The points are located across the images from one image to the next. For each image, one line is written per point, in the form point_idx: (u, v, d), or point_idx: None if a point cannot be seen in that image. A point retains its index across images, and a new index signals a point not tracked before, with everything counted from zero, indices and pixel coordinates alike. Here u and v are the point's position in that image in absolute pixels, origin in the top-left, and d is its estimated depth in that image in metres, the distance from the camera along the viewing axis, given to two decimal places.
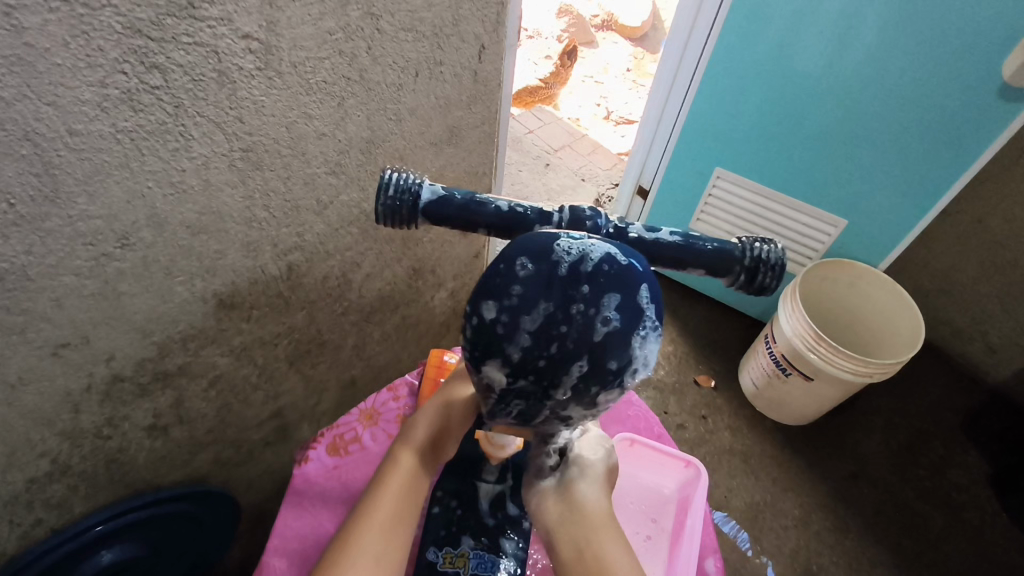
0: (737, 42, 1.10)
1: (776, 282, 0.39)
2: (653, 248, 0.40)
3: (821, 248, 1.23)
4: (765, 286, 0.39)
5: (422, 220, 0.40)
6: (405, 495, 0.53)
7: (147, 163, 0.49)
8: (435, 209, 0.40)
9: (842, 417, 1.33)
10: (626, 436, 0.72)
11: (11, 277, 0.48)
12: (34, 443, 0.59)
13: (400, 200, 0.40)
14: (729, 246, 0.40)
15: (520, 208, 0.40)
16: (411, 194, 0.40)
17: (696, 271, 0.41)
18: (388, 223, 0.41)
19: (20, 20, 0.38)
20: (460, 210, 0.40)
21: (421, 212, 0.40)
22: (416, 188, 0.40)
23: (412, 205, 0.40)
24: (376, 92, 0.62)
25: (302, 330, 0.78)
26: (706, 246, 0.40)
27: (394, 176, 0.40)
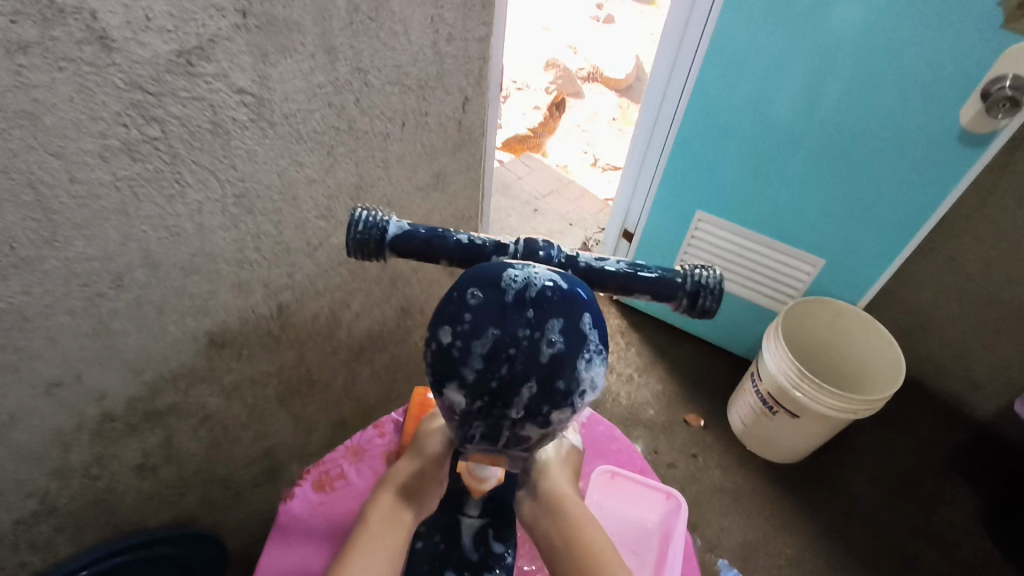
0: (712, 91, 1.14)
1: (716, 306, 0.42)
2: (601, 277, 0.43)
3: (800, 287, 1.27)
4: (706, 309, 0.42)
5: (389, 253, 0.43)
6: (386, 538, 0.54)
7: (144, 209, 0.52)
8: (403, 243, 0.42)
9: (831, 454, 1.33)
10: (608, 469, 0.72)
11: (9, 317, 0.50)
12: (23, 482, 0.60)
13: (368, 235, 0.42)
14: (672, 272, 0.42)
15: (481, 241, 0.43)
16: (378, 229, 0.42)
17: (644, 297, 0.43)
18: (358, 257, 0.43)
19: (29, 77, 0.41)
20: (426, 244, 0.42)
21: (388, 246, 0.42)
22: (384, 225, 0.42)
23: (380, 239, 0.42)
24: (364, 140, 0.66)
25: (291, 369, 0.80)
26: (651, 273, 0.42)
27: (363, 212, 0.42)
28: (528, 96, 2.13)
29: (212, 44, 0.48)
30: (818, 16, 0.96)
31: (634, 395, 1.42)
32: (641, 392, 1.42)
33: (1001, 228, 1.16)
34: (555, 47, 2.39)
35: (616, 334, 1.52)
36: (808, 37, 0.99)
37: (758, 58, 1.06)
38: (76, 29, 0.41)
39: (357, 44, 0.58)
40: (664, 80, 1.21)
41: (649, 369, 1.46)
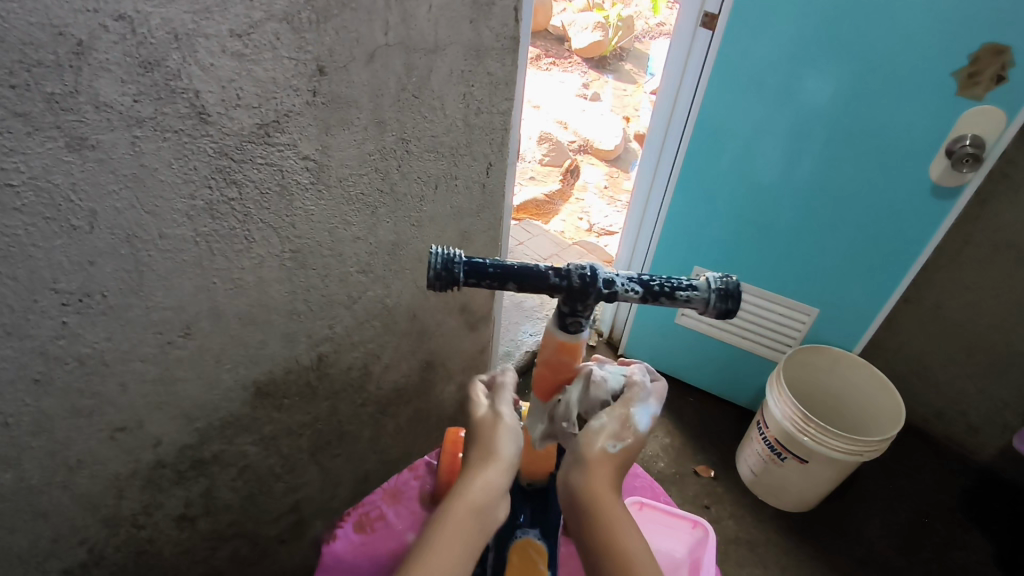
0: (702, 158, 1.21)
1: (579, 282, 0.49)
2: (525, 272, 0.49)
3: (797, 336, 1.32)
4: (727, 309, 0.48)
5: (464, 285, 0.48)
6: (466, 527, 0.52)
7: (216, 263, 0.58)
8: (475, 270, 0.48)
9: (840, 500, 1.35)
10: (636, 500, 0.76)
11: (91, 361, 0.54)
12: (77, 529, 0.62)
13: (442, 269, 0.46)
14: (699, 282, 0.49)
15: (536, 267, 0.49)
16: (456, 263, 0.47)
17: (680, 298, 0.49)
18: (437, 288, 0.47)
19: (142, 147, 0.48)
20: (499, 272, 0.48)
21: (462, 274, 0.47)
22: (454, 256, 0.47)
23: (457, 270, 0.47)
24: (402, 202, 0.73)
25: (324, 421, 0.83)
26: (680, 282, 0.49)
27: (443, 252, 0.47)
28: (523, 168, 2.33)
29: (287, 118, 0.56)
30: (792, 93, 1.06)
31: (644, 448, 1.43)
32: (651, 445, 1.44)
33: (978, 275, 1.25)
34: (544, 123, 2.56)
35: None
36: (786, 111, 1.08)
37: (739, 133, 1.15)
38: (182, 106, 0.49)
39: (402, 118, 0.66)
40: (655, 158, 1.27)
41: (657, 422, 1.48)
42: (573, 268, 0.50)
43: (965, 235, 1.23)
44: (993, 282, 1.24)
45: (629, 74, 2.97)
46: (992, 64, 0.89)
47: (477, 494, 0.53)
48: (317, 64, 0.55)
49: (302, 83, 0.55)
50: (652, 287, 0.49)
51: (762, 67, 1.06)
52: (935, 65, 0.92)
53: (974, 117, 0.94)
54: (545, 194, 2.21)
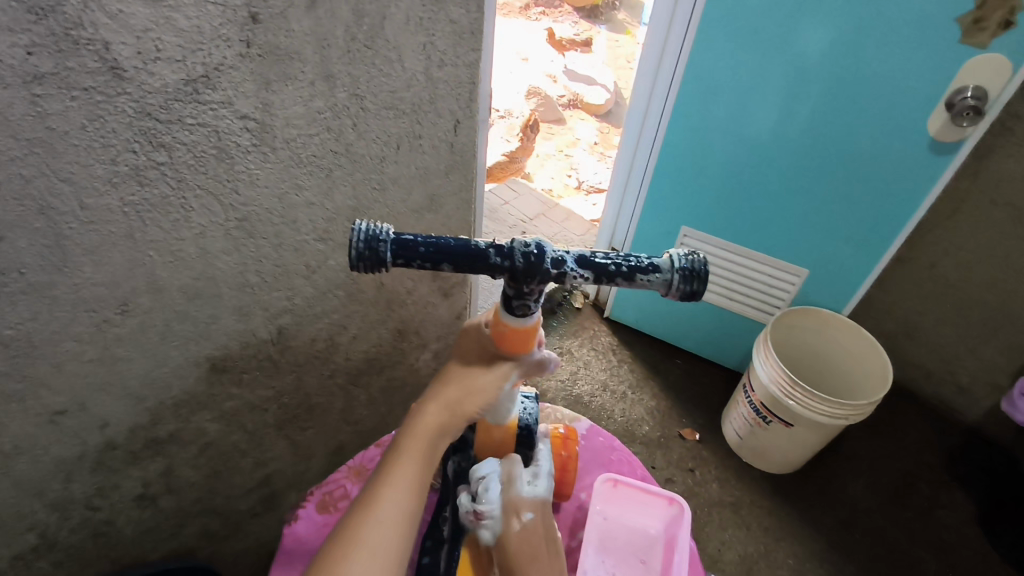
0: (691, 113, 1.15)
1: (522, 261, 0.45)
2: (463, 249, 0.44)
3: (786, 297, 1.29)
4: (693, 291, 0.44)
5: (393, 265, 0.43)
6: (426, 460, 0.53)
7: (150, 234, 0.53)
8: (403, 249, 0.43)
9: (825, 461, 1.34)
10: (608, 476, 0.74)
11: (16, 344, 0.50)
12: (23, 516, 0.59)
13: (367, 247, 0.42)
14: (662, 262, 0.44)
15: (476, 244, 0.45)
16: (382, 239, 0.43)
17: (640, 281, 0.45)
18: (362, 269, 0.43)
19: (44, 107, 0.43)
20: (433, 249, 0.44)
21: (389, 253, 0.43)
22: (380, 232, 0.43)
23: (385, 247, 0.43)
24: (361, 163, 0.67)
25: (290, 395, 0.80)
26: (641, 263, 0.45)
27: (366, 227, 0.43)
28: (509, 124, 2.13)
29: (218, 72, 0.50)
30: (784, 42, 0.99)
31: (630, 412, 1.41)
32: (636, 408, 1.42)
33: (973, 233, 1.21)
34: (532, 77, 2.47)
35: (608, 352, 1.52)
36: (778, 62, 1.02)
37: (727, 89, 1.09)
38: (89, 60, 0.43)
39: (354, 71, 0.60)
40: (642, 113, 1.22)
41: (643, 385, 1.46)
42: (516, 245, 0.45)
43: (962, 192, 1.18)
44: (989, 241, 1.20)
45: (622, 24, 2.86)
46: (997, 9, 0.83)
47: (435, 425, 0.54)
48: (249, 11, 0.49)
49: (232, 33, 0.49)
50: (607, 268, 0.45)
51: (754, 14, 0.99)
52: (938, 9, 0.86)
53: (978, 66, 0.89)
54: (507, 153, 2.01)
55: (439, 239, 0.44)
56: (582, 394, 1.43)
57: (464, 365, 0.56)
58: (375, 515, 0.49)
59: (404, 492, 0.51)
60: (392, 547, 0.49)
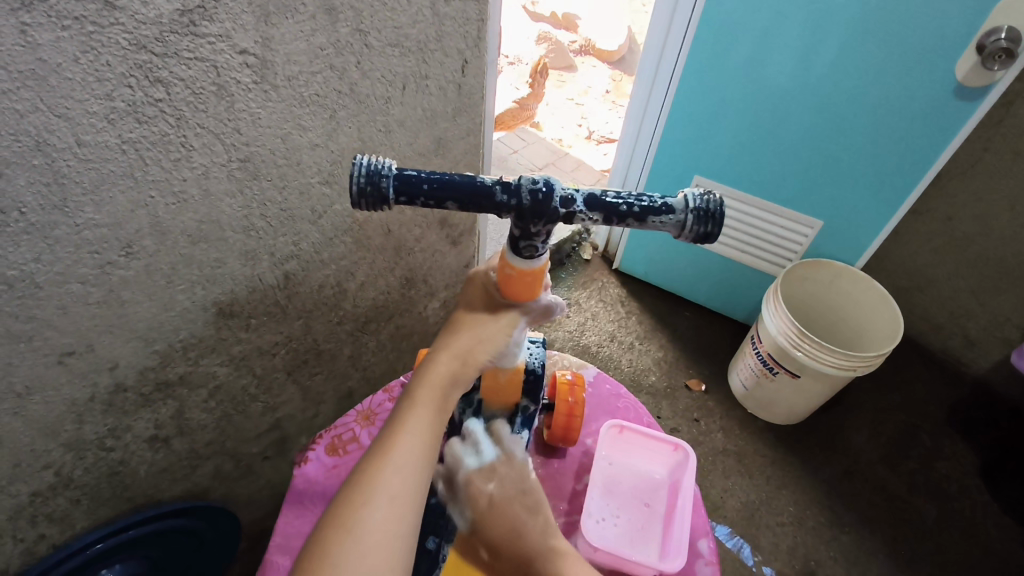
0: (708, 56, 1.11)
1: (529, 198, 0.43)
2: (467, 187, 0.43)
3: (799, 249, 1.26)
4: (707, 233, 0.43)
5: (395, 202, 0.43)
6: (440, 405, 0.51)
7: (151, 174, 0.52)
8: (405, 185, 0.42)
9: (830, 413, 1.35)
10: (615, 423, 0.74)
11: (22, 285, 0.50)
12: (38, 454, 0.61)
13: (368, 183, 0.41)
14: (675, 203, 0.43)
15: (480, 181, 0.43)
16: (384, 176, 0.42)
17: (652, 223, 0.43)
18: (364, 207, 0.42)
19: (35, 36, 0.41)
20: (436, 186, 0.43)
21: (391, 190, 0.42)
22: (382, 166, 0.42)
23: (387, 184, 0.42)
24: (366, 104, 0.65)
25: (298, 340, 0.80)
26: (654, 204, 0.43)
27: (367, 162, 0.42)
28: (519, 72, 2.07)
29: (213, 3, 0.48)
30: None
31: (637, 362, 1.41)
32: (643, 359, 1.42)
33: (995, 184, 1.17)
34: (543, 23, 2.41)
35: (617, 303, 1.52)
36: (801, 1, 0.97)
37: (749, 27, 1.03)
38: None
39: (357, 5, 0.57)
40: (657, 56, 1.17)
41: (650, 336, 1.46)
42: (523, 182, 0.43)
43: (986, 141, 1.14)
44: (1011, 192, 1.16)
45: None
46: None
47: (446, 374, 0.52)
48: None
49: None
50: (617, 209, 0.43)
51: None
52: None
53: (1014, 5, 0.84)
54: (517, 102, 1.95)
55: (442, 176, 0.43)
56: (590, 345, 1.44)
57: (473, 314, 0.55)
58: (391, 461, 0.47)
59: (421, 435, 0.49)
60: (411, 492, 0.47)
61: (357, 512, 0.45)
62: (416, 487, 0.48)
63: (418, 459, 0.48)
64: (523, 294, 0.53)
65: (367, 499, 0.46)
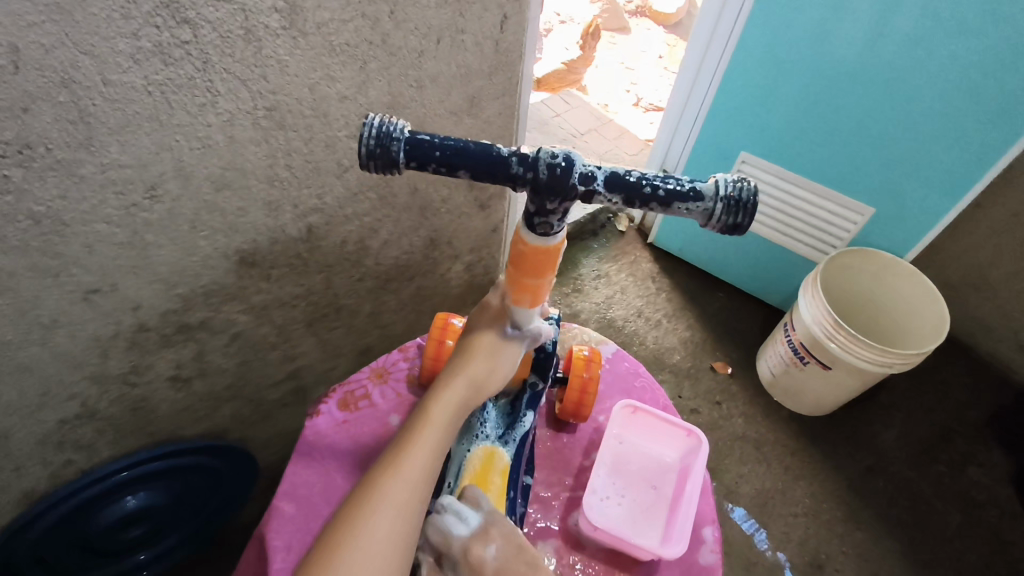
0: (767, 23, 1.05)
1: (547, 174, 0.41)
2: (482, 157, 0.41)
3: (845, 237, 1.20)
4: (736, 223, 0.40)
5: (406, 168, 0.41)
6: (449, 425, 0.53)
7: (176, 117, 0.52)
8: (417, 149, 0.40)
9: (858, 407, 1.31)
10: (629, 403, 0.72)
11: (48, 221, 0.50)
12: (65, 385, 0.63)
13: (379, 145, 0.39)
14: (705, 189, 0.40)
15: (497, 152, 0.41)
16: (395, 139, 0.39)
17: (678, 210, 0.41)
18: (373, 169, 0.40)
19: None
20: (451, 155, 0.40)
21: (402, 153, 0.40)
22: (393, 127, 0.40)
23: (397, 148, 0.40)
24: (398, 57, 0.63)
25: (319, 294, 0.80)
26: (682, 189, 0.40)
27: (378, 122, 0.40)
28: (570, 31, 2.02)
29: None
30: None
31: (662, 340, 1.39)
32: (669, 337, 1.40)
33: None
34: None
35: (647, 278, 1.48)
36: None
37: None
38: None
39: None
40: (714, 18, 1.11)
41: (678, 314, 1.43)
42: (542, 155, 0.41)
43: None
44: None
45: None
46: None
47: (458, 397, 0.54)
48: None
49: None
50: (641, 191, 0.41)
51: None
52: None
53: None
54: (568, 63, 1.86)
55: (457, 142, 0.41)
56: (615, 318, 1.41)
57: (484, 341, 0.57)
58: (402, 470, 0.48)
59: (432, 450, 0.50)
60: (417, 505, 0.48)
61: (365, 515, 0.46)
62: (421, 498, 0.48)
63: (427, 473, 0.49)
64: (536, 273, 0.49)
65: (375, 503, 0.46)
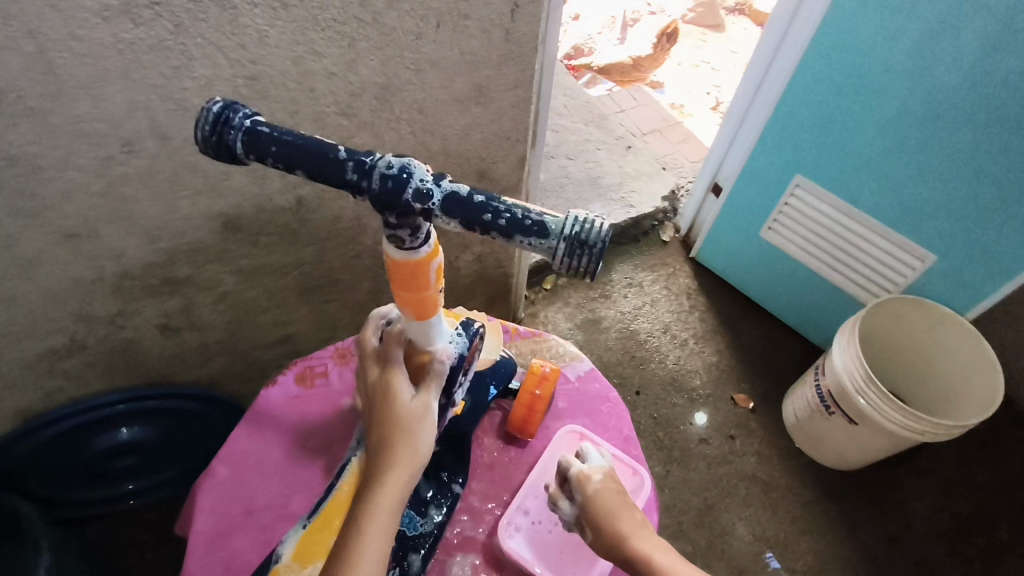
0: (841, 36, 0.95)
1: (379, 187, 0.37)
2: (316, 158, 0.38)
3: (900, 282, 1.08)
4: (581, 268, 0.36)
5: (244, 160, 0.38)
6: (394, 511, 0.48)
7: (149, 77, 0.52)
8: (253, 142, 0.38)
9: (891, 469, 1.19)
10: (578, 430, 0.70)
11: (23, 164, 0.53)
12: (50, 318, 0.67)
13: (212, 131, 0.37)
14: (549, 226, 0.36)
15: (336, 155, 0.38)
16: (229, 126, 0.37)
17: (520, 243, 0.37)
18: (211, 156, 0.39)
19: None
20: (285, 152, 0.37)
21: (236, 144, 0.38)
22: (230, 114, 0.38)
23: (229, 137, 0.37)
24: (392, 37, 0.61)
25: (312, 266, 0.81)
26: (525, 222, 0.37)
27: (216, 108, 0.38)
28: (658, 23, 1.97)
29: None
30: None
31: (684, 361, 1.32)
32: (693, 359, 1.32)
33: None
34: None
35: (682, 294, 1.41)
36: None
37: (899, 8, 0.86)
38: None
39: None
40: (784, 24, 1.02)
41: (709, 337, 1.35)
42: (379, 163, 0.38)
43: None
44: None
45: None
46: None
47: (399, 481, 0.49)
48: None
49: None
50: (481, 217, 0.38)
51: None
52: None
53: None
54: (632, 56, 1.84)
55: (293, 137, 0.38)
56: (639, 331, 1.35)
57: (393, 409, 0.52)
58: None
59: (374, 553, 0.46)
60: None
61: None
62: None
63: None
64: (410, 290, 0.45)
65: None
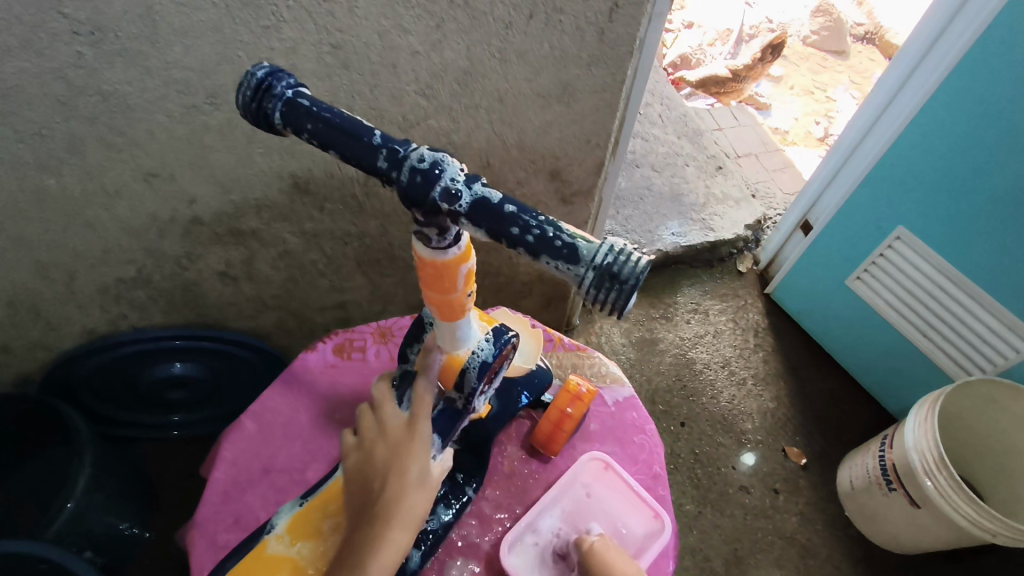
0: (976, 84, 0.85)
1: (406, 178, 0.36)
2: (350, 139, 0.37)
3: (999, 362, 0.97)
4: (607, 300, 0.34)
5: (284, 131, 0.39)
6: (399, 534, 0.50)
7: (239, 34, 0.54)
8: (292, 113, 0.38)
9: (949, 562, 1.08)
10: (604, 458, 0.67)
11: (114, 101, 0.56)
12: (123, 249, 0.71)
13: (254, 98, 0.38)
14: (580, 251, 0.34)
15: (370, 139, 0.37)
16: (273, 95, 0.38)
17: (549, 265, 0.35)
18: (254, 122, 0.39)
19: None
20: (322, 130, 0.37)
21: (276, 114, 0.38)
22: (273, 82, 0.38)
23: (272, 106, 0.38)
24: (481, 22, 0.59)
25: (373, 239, 0.81)
26: (556, 242, 0.34)
27: (263, 76, 0.38)
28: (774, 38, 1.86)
29: None
30: None
31: (738, 401, 1.24)
32: (748, 401, 1.24)
33: None
34: None
35: (749, 330, 1.33)
36: None
37: None
38: None
39: None
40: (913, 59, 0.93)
41: (770, 380, 1.27)
42: (411, 155, 0.36)
43: None
44: None
45: None
46: None
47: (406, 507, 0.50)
48: None
49: None
50: (509, 230, 0.35)
51: None
52: None
53: None
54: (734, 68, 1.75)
55: (330, 116, 0.37)
56: (696, 360, 1.29)
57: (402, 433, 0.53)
58: None
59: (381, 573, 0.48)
60: None
61: None
62: None
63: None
64: (437, 289, 0.43)
65: None
